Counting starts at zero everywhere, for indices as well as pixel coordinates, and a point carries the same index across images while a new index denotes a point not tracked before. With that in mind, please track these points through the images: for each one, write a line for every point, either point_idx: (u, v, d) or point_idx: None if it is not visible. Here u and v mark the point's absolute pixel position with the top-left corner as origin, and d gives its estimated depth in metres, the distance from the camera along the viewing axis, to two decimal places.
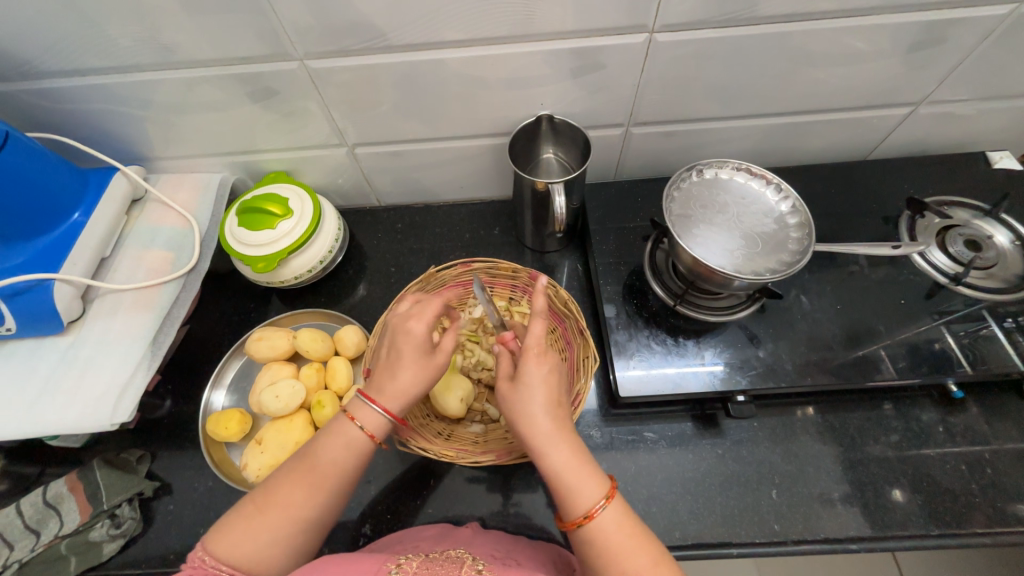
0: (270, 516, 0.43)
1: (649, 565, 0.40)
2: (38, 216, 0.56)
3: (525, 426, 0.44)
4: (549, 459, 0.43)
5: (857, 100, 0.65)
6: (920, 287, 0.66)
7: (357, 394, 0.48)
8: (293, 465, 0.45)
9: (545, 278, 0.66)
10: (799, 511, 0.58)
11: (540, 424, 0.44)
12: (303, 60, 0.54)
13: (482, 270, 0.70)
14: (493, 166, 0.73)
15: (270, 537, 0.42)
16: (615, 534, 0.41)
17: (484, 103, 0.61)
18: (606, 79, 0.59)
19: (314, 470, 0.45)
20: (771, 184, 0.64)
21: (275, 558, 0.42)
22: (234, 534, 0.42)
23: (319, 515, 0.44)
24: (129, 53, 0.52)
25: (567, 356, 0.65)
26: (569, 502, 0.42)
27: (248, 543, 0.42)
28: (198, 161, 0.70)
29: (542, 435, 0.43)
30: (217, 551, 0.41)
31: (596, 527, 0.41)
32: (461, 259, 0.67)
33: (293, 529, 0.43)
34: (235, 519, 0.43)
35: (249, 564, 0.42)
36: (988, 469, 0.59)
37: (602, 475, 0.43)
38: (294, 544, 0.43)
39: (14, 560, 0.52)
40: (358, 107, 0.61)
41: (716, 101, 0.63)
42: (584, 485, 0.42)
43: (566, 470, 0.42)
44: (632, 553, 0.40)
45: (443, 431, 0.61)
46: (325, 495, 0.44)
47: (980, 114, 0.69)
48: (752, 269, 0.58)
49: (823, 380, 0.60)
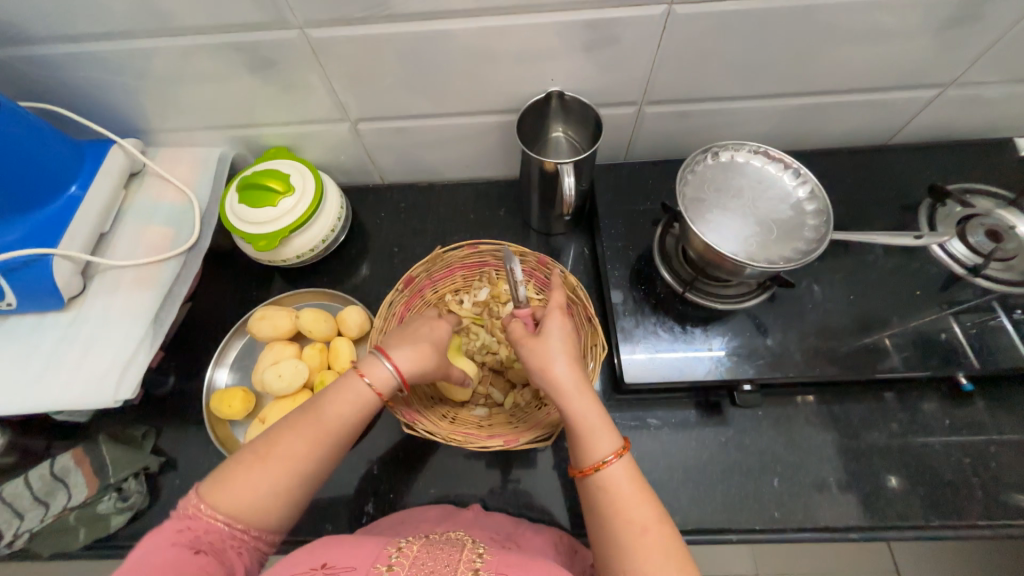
0: (272, 469, 0.42)
1: (654, 521, 0.40)
2: (34, 189, 0.55)
3: (550, 382, 0.46)
4: (569, 408, 0.45)
5: (882, 80, 0.62)
6: (934, 277, 0.64)
7: (370, 354, 0.50)
8: (293, 417, 0.45)
9: (553, 263, 0.65)
10: (799, 499, 0.58)
11: (563, 378, 0.46)
12: (304, 28, 0.52)
13: (488, 253, 0.68)
14: (500, 144, 0.71)
15: (272, 486, 0.42)
16: (624, 486, 0.42)
17: (491, 78, 0.59)
18: (620, 54, 0.56)
19: (319, 423, 0.45)
20: (790, 168, 0.61)
21: (266, 511, 0.42)
22: (232, 482, 0.41)
23: (315, 468, 0.44)
24: (122, 18, 0.50)
25: None
26: (584, 450, 0.44)
27: (245, 492, 0.41)
28: (197, 135, 0.67)
29: (566, 388, 0.46)
30: (217, 502, 0.41)
31: (606, 477, 0.42)
32: (468, 241, 0.66)
33: (289, 479, 0.43)
34: (234, 468, 0.42)
35: (241, 515, 0.41)
36: (991, 462, 0.59)
37: (617, 432, 0.44)
38: (289, 497, 0.43)
39: (24, 530, 0.54)
40: (360, 80, 0.58)
41: (734, 79, 0.60)
42: (600, 435, 0.44)
43: (588, 418, 0.44)
44: (637, 503, 0.41)
45: (448, 414, 0.61)
46: (326, 448, 0.45)
47: (1010, 98, 0.66)
48: (765, 256, 0.56)
49: (831, 371, 0.59)
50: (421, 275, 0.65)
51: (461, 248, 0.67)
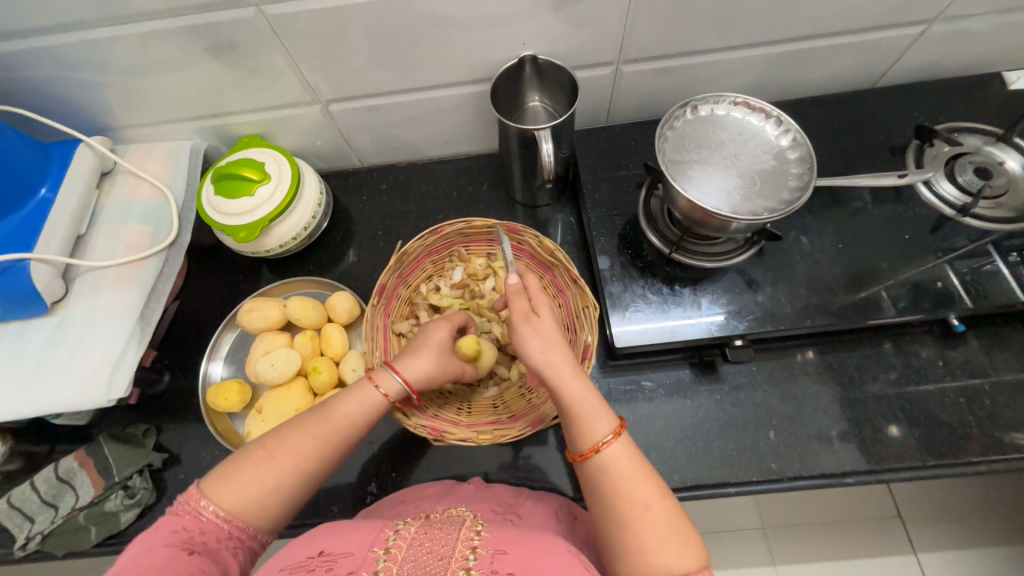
0: (274, 468, 0.43)
1: (656, 497, 0.41)
2: (4, 194, 0.54)
3: (542, 365, 0.46)
4: (565, 391, 0.45)
5: (865, 20, 0.60)
6: (925, 221, 0.64)
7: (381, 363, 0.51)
8: (299, 416, 0.46)
9: (524, 229, 0.63)
10: (796, 449, 0.59)
11: (558, 361, 0.45)
12: (260, 5, 0.50)
13: (454, 234, 0.66)
14: (477, 116, 0.69)
15: (270, 483, 0.42)
16: (624, 466, 0.42)
17: (461, 45, 0.57)
18: (592, 10, 0.54)
19: (326, 424, 0.45)
20: (772, 117, 0.60)
21: (264, 510, 0.42)
22: (231, 479, 0.42)
23: (318, 470, 0.44)
24: (72, 9, 0.48)
25: (561, 303, 0.64)
26: (581, 433, 0.43)
27: (244, 490, 0.42)
28: (167, 128, 0.66)
29: (559, 371, 0.45)
30: (218, 500, 0.41)
31: (605, 458, 0.42)
32: (430, 229, 0.62)
33: (287, 476, 0.43)
34: (240, 466, 0.43)
35: (240, 513, 0.41)
36: (986, 400, 0.60)
37: (612, 412, 0.44)
38: (286, 494, 0.43)
39: (38, 531, 0.55)
40: (329, 58, 0.57)
41: (712, 29, 0.58)
42: (598, 417, 0.43)
43: (584, 402, 0.44)
44: (639, 481, 0.41)
45: (463, 405, 0.62)
46: (328, 450, 0.45)
47: (998, 30, 0.63)
48: (750, 210, 0.55)
49: (822, 321, 0.59)
50: (391, 280, 0.62)
51: (424, 238, 0.63)
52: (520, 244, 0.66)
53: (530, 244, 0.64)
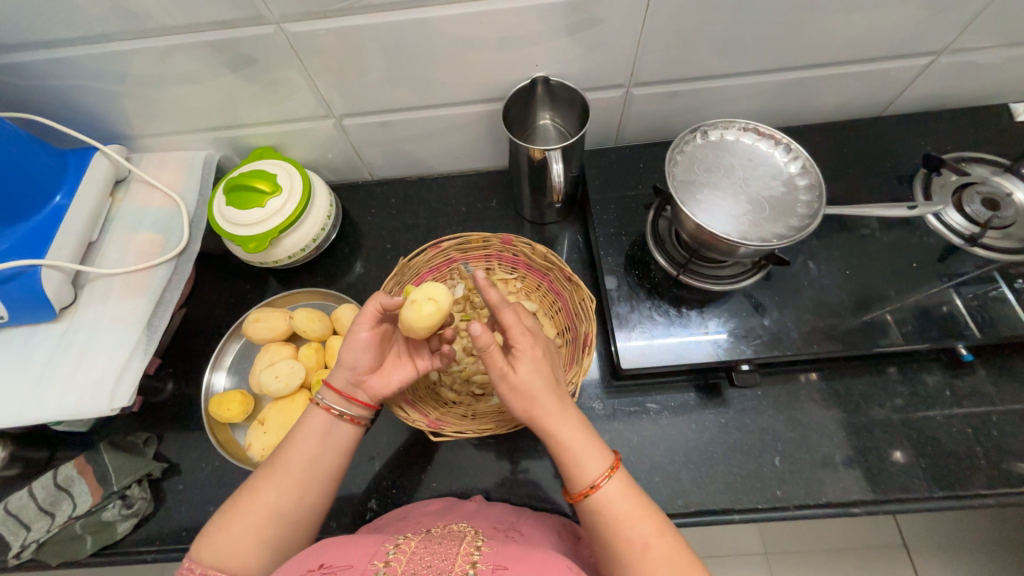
0: (247, 510, 0.43)
1: (654, 533, 0.40)
2: (20, 200, 0.55)
3: (531, 415, 0.44)
4: (554, 436, 0.43)
5: (874, 50, 0.60)
6: (932, 249, 0.64)
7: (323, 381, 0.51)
8: (267, 462, 0.47)
9: (518, 239, 0.65)
10: (802, 476, 0.58)
11: (545, 413, 0.43)
12: (280, 23, 0.51)
13: (452, 248, 0.67)
14: (488, 133, 0.70)
15: (242, 526, 0.43)
16: (619, 504, 0.41)
17: (476, 65, 0.58)
18: (605, 34, 0.55)
19: (281, 456, 0.46)
20: (781, 144, 0.61)
21: (250, 554, 0.42)
22: (218, 535, 0.42)
23: (288, 502, 0.45)
24: (96, 22, 0.49)
25: (561, 307, 0.65)
26: (573, 475, 0.43)
27: (224, 538, 0.42)
28: (182, 138, 0.67)
29: (547, 421, 0.43)
30: (203, 556, 0.41)
31: (600, 498, 0.42)
32: (430, 241, 0.64)
33: (274, 523, 0.44)
34: (218, 520, 0.44)
35: (227, 563, 0.41)
36: (993, 431, 0.59)
37: (605, 447, 0.44)
38: (272, 536, 0.43)
39: (33, 540, 0.54)
40: (345, 74, 0.57)
41: (722, 55, 0.59)
42: (590, 456, 0.43)
43: (573, 445, 0.43)
44: (637, 520, 0.41)
45: (467, 412, 0.60)
46: (290, 480, 0.45)
47: (1005, 63, 0.64)
48: (759, 235, 0.55)
49: (830, 347, 0.59)
50: (395, 290, 0.63)
51: (425, 251, 0.65)
52: (516, 255, 0.67)
53: (525, 253, 0.66)
